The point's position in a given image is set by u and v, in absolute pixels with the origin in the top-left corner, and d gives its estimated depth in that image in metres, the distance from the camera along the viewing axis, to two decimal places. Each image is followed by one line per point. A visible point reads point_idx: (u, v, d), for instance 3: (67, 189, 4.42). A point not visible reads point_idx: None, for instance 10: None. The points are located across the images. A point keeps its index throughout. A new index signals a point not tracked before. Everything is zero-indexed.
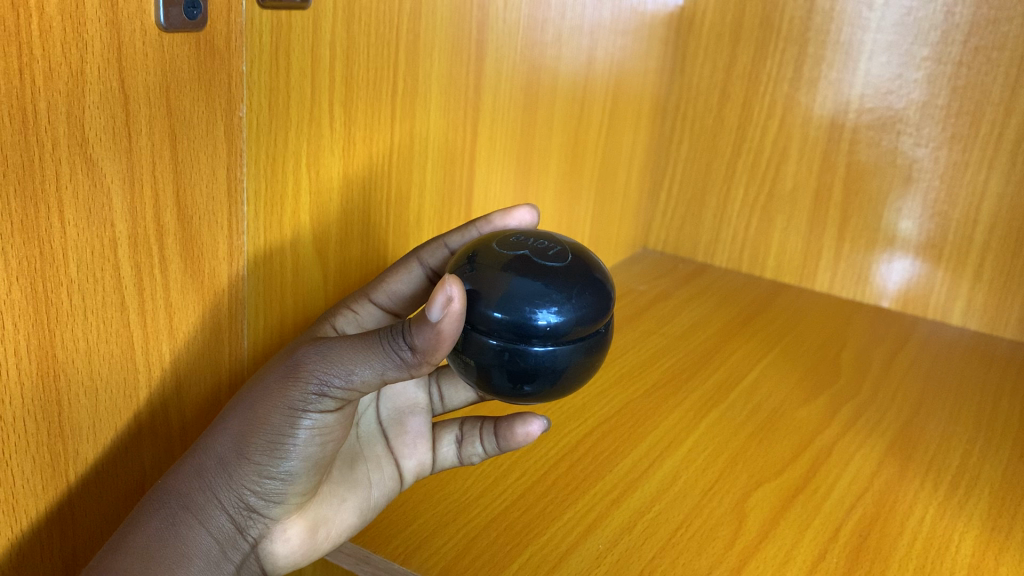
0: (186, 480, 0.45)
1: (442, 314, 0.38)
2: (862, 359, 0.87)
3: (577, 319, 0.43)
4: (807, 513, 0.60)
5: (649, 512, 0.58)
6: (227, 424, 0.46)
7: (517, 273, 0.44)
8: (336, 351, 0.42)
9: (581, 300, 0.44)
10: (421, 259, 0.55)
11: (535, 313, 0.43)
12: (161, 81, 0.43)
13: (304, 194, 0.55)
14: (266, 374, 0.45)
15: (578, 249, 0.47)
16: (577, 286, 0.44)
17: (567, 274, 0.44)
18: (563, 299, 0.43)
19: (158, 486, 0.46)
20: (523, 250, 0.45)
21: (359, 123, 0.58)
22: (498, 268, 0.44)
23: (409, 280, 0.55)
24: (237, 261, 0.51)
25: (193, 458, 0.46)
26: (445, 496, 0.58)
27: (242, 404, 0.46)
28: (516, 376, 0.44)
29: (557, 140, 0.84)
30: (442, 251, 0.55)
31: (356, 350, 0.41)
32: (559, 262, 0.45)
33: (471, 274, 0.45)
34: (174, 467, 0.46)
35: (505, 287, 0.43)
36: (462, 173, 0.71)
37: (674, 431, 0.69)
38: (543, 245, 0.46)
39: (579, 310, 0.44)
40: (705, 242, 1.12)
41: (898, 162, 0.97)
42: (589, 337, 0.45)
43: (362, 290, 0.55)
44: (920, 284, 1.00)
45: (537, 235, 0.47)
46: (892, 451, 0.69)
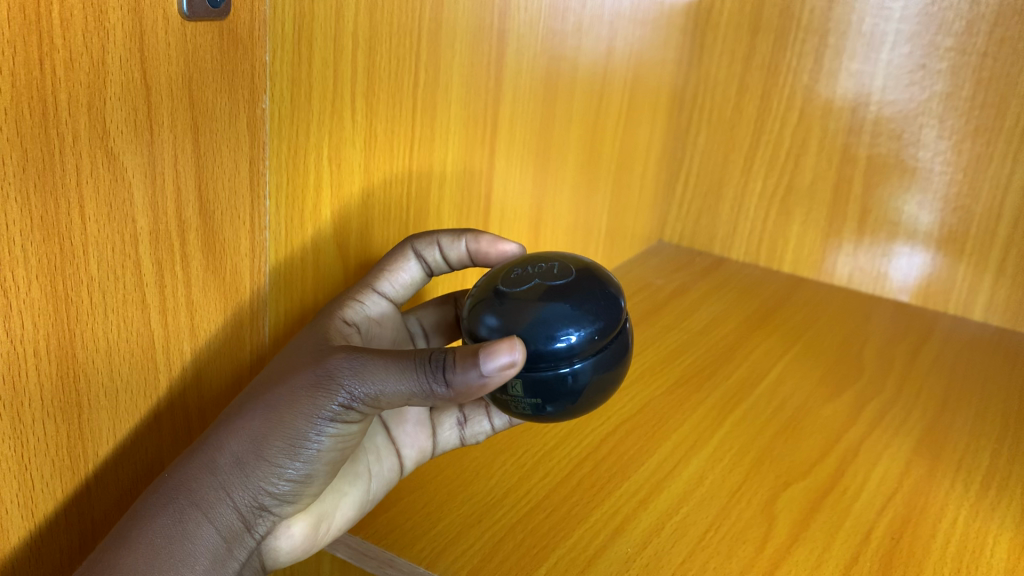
0: (196, 476, 0.43)
1: (501, 373, 0.38)
2: (884, 355, 0.85)
3: (597, 333, 0.43)
4: (837, 515, 0.59)
5: (677, 513, 0.57)
6: (245, 421, 0.44)
7: (536, 300, 0.43)
8: (369, 367, 0.41)
9: (599, 316, 0.43)
10: (416, 252, 0.55)
11: (558, 334, 0.42)
12: (184, 72, 0.41)
13: (326, 188, 0.53)
14: (291, 377, 0.44)
15: (576, 261, 0.46)
16: (592, 302, 0.43)
17: (579, 287, 0.44)
18: (582, 316, 0.42)
19: (164, 479, 0.44)
20: (532, 279, 0.44)
21: (381, 116, 0.56)
22: (517, 299, 0.43)
23: (406, 272, 0.55)
24: (259, 256, 0.49)
25: (205, 452, 0.44)
26: (468, 497, 0.57)
27: (264, 403, 0.44)
28: (545, 401, 0.43)
29: (575, 132, 0.83)
30: (434, 250, 0.55)
31: (390, 368, 0.40)
32: (567, 280, 0.44)
33: (493, 309, 0.43)
34: (182, 459, 0.44)
35: (529, 316, 0.42)
36: (482, 167, 0.70)
37: (698, 429, 0.68)
38: (543, 266, 0.45)
39: (597, 321, 0.43)
40: (721, 236, 1.11)
41: (919, 155, 0.96)
42: (612, 351, 0.44)
43: (366, 281, 0.54)
44: (940, 279, 0.99)
45: (533, 260, 0.46)
46: (920, 451, 0.68)
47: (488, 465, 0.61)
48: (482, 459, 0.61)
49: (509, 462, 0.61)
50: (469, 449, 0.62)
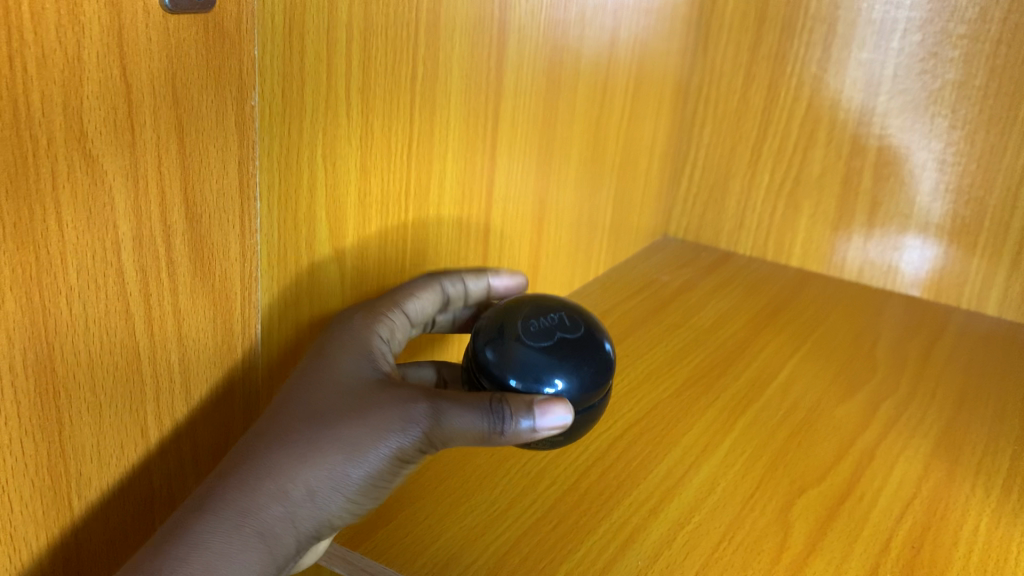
0: (269, 507, 0.44)
1: (546, 431, 0.46)
2: (898, 352, 0.83)
3: (586, 393, 0.51)
4: (855, 523, 0.56)
5: (689, 523, 0.55)
6: (316, 452, 0.45)
7: (543, 353, 0.51)
8: (452, 415, 0.46)
9: (591, 378, 0.51)
10: (439, 283, 0.58)
11: (544, 382, 0.50)
12: (167, 68, 0.39)
13: (321, 188, 0.51)
14: (364, 412, 0.46)
15: (581, 315, 0.55)
16: (591, 364, 0.52)
17: (578, 349, 0.52)
18: (570, 372, 0.51)
19: (231, 509, 0.43)
20: (546, 330, 0.52)
21: (377, 111, 0.54)
22: (520, 339, 0.51)
23: (426, 299, 0.58)
24: (251, 261, 0.47)
25: (278, 483, 0.44)
26: (470, 509, 0.55)
27: (338, 436, 0.45)
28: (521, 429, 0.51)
29: (579, 126, 0.80)
30: (453, 284, 0.59)
31: (467, 412, 0.45)
32: (574, 339, 0.52)
33: (499, 341, 0.52)
34: (247, 488, 0.44)
35: (523, 356, 0.51)
36: (483, 163, 0.67)
37: (708, 433, 0.66)
38: (555, 318, 0.53)
39: (583, 382, 0.51)
40: (728, 230, 1.08)
41: (931, 146, 0.93)
42: (593, 406, 0.53)
43: (394, 300, 0.55)
44: (953, 272, 0.96)
45: (549, 304, 0.55)
46: (938, 453, 0.66)
47: (491, 474, 0.59)
48: (485, 467, 0.59)
49: (513, 470, 0.59)
50: (473, 457, 0.60)
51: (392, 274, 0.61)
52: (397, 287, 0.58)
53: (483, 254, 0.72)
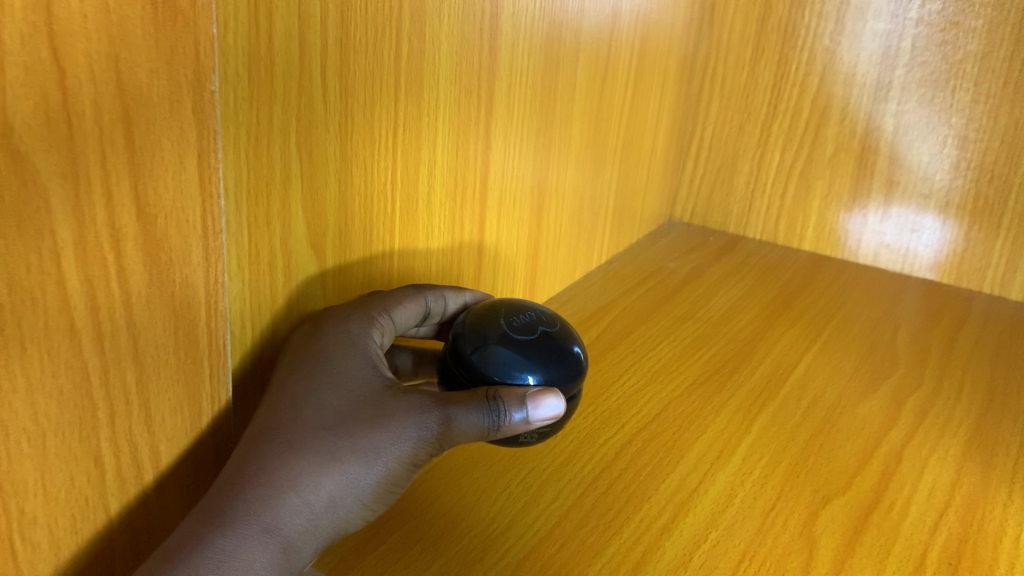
0: (293, 519, 0.42)
1: (536, 420, 0.46)
2: (920, 341, 0.78)
3: (568, 385, 0.50)
4: (885, 537, 0.52)
5: (706, 542, 0.50)
6: (336, 460, 0.43)
7: (524, 343, 0.49)
8: (464, 418, 0.45)
9: (573, 371, 0.50)
10: (427, 299, 0.55)
11: (521, 376, 0.48)
12: (108, 50, 0.34)
13: (295, 181, 0.46)
14: (380, 417, 0.44)
15: (552, 318, 0.54)
16: (572, 358, 0.51)
17: (553, 347, 0.50)
18: (545, 368, 0.49)
19: (257, 523, 0.41)
20: (526, 325, 0.51)
21: (357, 94, 0.49)
22: (493, 336, 0.50)
23: (414, 308, 0.54)
24: (216, 265, 0.42)
25: (300, 494, 0.42)
26: (467, 529, 0.50)
27: (357, 443, 0.43)
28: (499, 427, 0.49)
29: (579, 106, 0.75)
30: (440, 302, 0.56)
31: (478, 410, 0.45)
32: (553, 334, 0.52)
33: (474, 338, 0.50)
34: (269, 501, 0.41)
35: (497, 353, 0.49)
36: (476, 148, 0.62)
37: (723, 436, 0.61)
38: (528, 319, 0.52)
39: (559, 378, 0.49)
40: (737, 213, 1.03)
41: (952, 122, 0.88)
42: (573, 399, 0.51)
43: (383, 305, 0.51)
44: (975, 255, 0.92)
45: (521, 308, 0.53)
46: (970, 454, 0.61)
47: (489, 488, 0.54)
48: (483, 481, 0.55)
49: (512, 483, 0.54)
50: (469, 468, 0.56)
51: (378, 271, 0.56)
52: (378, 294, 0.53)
53: (479, 246, 0.67)
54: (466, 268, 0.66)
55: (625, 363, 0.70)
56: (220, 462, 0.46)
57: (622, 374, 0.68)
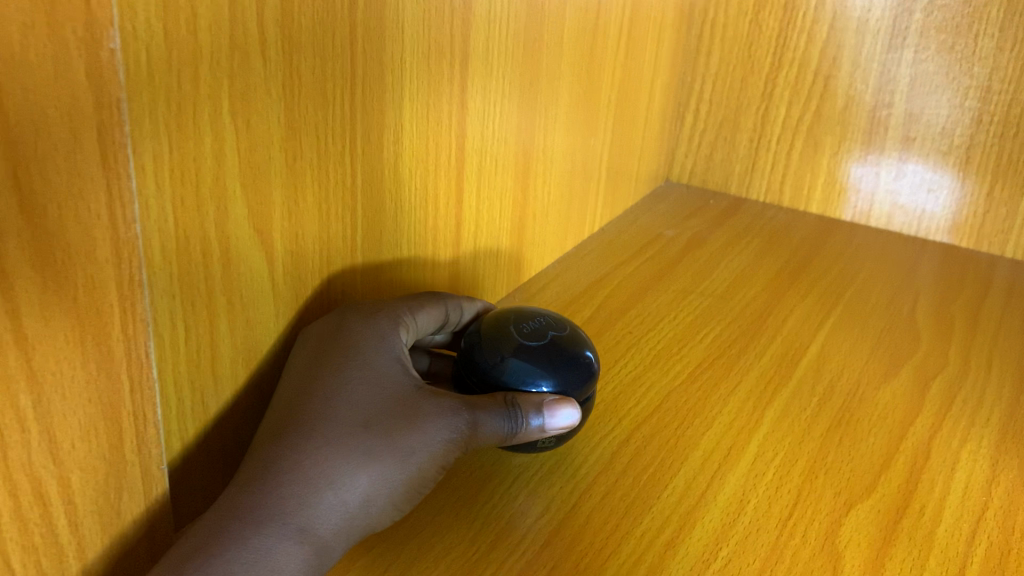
0: (327, 517, 0.40)
1: (553, 430, 0.46)
2: (942, 313, 0.72)
3: (584, 388, 0.49)
4: (918, 548, 0.46)
5: (717, 560, 0.44)
6: (371, 456, 0.41)
7: (536, 350, 0.49)
8: (488, 422, 0.44)
9: (587, 374, 0.49)
10: (447, 307, 0.54)
11: (535, 384, 0.47)
12: None
13: (231, 155, 0.39)
14: (413, 416, 0.42)
15: (559, 319, 0.53)
16: (586, 361, 0.50)
17: (564, 351, 0.49)
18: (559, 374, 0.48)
19: (292, 520, 0.39)
20: (536, 329, 0.50)
21: (303, 50, 0.41)
22: (505, 346, 0.49)
23: (434, 317, 0.52)
24: (131, 261, 0.35)
25: (336, 492, 0.40)
26: (445, 550, 0.44)
27: (392, 442, 0.41)
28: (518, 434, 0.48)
29: (568, 59, 0.67)
30: (459, 311, 0.55)
31: (504, 413, 0.44)
32: (565, 336, 0.51)
33: (486, 349, 0.49)
34: (303, 499, 0.39)
35: (510, 363, 0.48)
36: (451, 110, 0.55)
37: (731, 429, 0.55)
38: (536, 323, 0.51)
39: (573, 383, 0.48)
40: (739, 172, 0.96)
41: (976, 71, 0.81)
42: (587, 401, 0.50)
43: (407, 310, 0.50)
44: (997, 216, 0.85)
45: (528, 313, 0.52)
46: (1004, 446, 0.55)
47: (470, 498, 0.47)
48: (462, 490, 0.48)
49: (496, 492, 0.48)
50: (448, 476, 0.49)
51: (338, 255, 0.49)
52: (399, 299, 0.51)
53: (456, 220, 0.60)
54: (443, 245, 0.59)
55: (623, 345, 0.63)
56: (151, 487, 0.39)
57: (619, 358, 0.62)
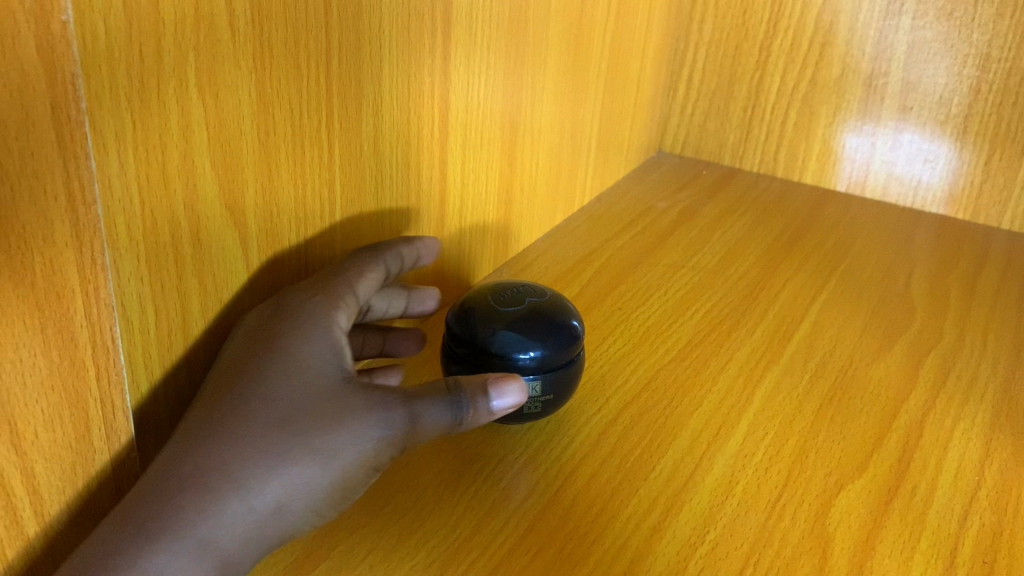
0: (231, 528, 0.35)
1: (503, 410, 0.42)
2: (938, 287, 0.71)
3: (570, 351, 0.49)
4: (910, 530, 0.45)
5: (704, 544, 0.43)
6: (286, 459, 0.36)
7: (519, 318, 0.48)
8: (426, 415, 0.39)
9: (571, 336, 0.49)
10: (387, 264, 0.48)
11: (523, 353, 0.47)
12: None
13: (199, 130, 0.38)
14: (339, 413, 0.38)
15: (542, 287, 0.52)
16: (569, 322, 0.49)
17: (548, 318, 0.49)
18: (545, 342, 0.48)
19: (188, 533, 0.35)
20: (515, 296, 0.50)
21: (275, 20, 0.40)
22: (490, 317, 0.48)
23: (376, 279, 0.47)
24: (93, 244, 0.33)
25: (242, 499, 0.36)
26: (426, 535, 0.43)
27: (310, 444, 0.37)
28: None
29: (556, 27, 0.65)
30: (396, 262, 0.49)
31: (444, 405, 0.40)
32: (545, 300, 0.50)
33: (472, 321, 0.49)
34: (205, 507, 0.35)
35: (497, 334, 0.48)
36: (433, 81, 0.53)
37: (722, 407, 0.54)
38: (519, 293, 0.50)
39: (559, 351, 0.48)
40: (733, 143, 0.94)
41: (974, 38, 0.79)
42: (576, 368, 0.50)
43: (348, 283, 0.45)
44: (995, 187, 0.83)
45: (510, 284, 0.51)
46: (998, 424, 0.54)
47: (454, 480, 0.47)
48: (446, 473, 0.47)
49: (481, 474, 0.47)
50: (430, 458, 0.48)
51: (315, 233, 0.47)
52: (334, 268, 0.46)
53: (440, 195, 0.58)
54: (426, 220, 0.57)
55: (611, 321, 0.62)
56: (122, 475, 0.38)
57: (607, 335, 0.61)
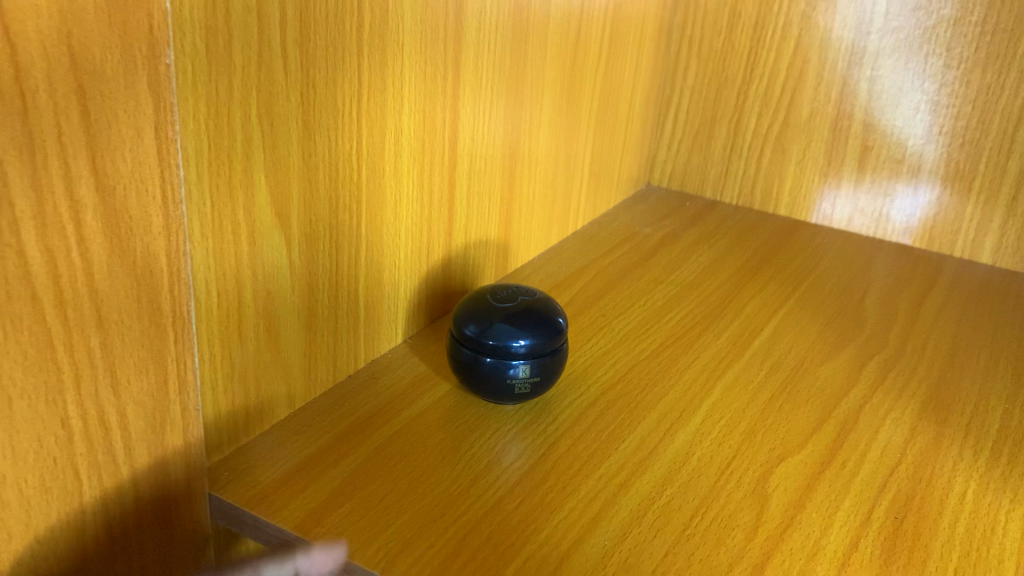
0: None
1: None
2: (888, 303, 0.80)
3: (555, 340, 0.58)
4: (836, 494, 0.54)
5: (661, 498, 0.52)
6: None
7: (513, 312, 0.58)
8: None
9: (556, 328, 0.58)
10: None
11: (516, 341, 0.57)
12: (60, 25, 0.35)
13: (257, 151, 0.48)
14: None
15: (534, 289, 0.61)
16: (554, 316, 0.59)
17: (538, 313, 0.58)
18: (534, 332, 0.57)
19: None
20: (509, 295, 0.59)
21: (319, 64, 0.50)
22: (490, 312, 0.58)
23: None
24: (177, 235, 0.43)
25: None
26: (431, 487, 0.52)
27: None
28: (500, 382, 0.58)
29: (551, 72, 0.76)
30: None
31: None
32: (535, 298, 0.60)
33: (475, 315, 0.58)
34: None
35: (495, 325, 0.57)
36: (444, 116, 0.63)
37: (686, 395, 0.63)
38: (514, 293, 0.60)
39: (546, 340, 0.58)
40: (714, 177, 1.04)
41: (925, 87, 0.89)
42: (561, 357, 0.60)
43: None
44: (947, 220, 0.93)
45: (506, 287, 0.61)
46: (925, 414, 0.63)
47: (455, 447, 0.55)
48: (448, 441, 0.56)
49: (478, 443, 0.56)
50: (434, 431, 0.57)
51: (344, 240, 0.57)
52: None
53: (449, 214, 0.68)
54: (437, 235, 0.67)
55: (596, 326, 0.72)
56: (188, 423, 0.47)
57: (591, 337, 0.70)
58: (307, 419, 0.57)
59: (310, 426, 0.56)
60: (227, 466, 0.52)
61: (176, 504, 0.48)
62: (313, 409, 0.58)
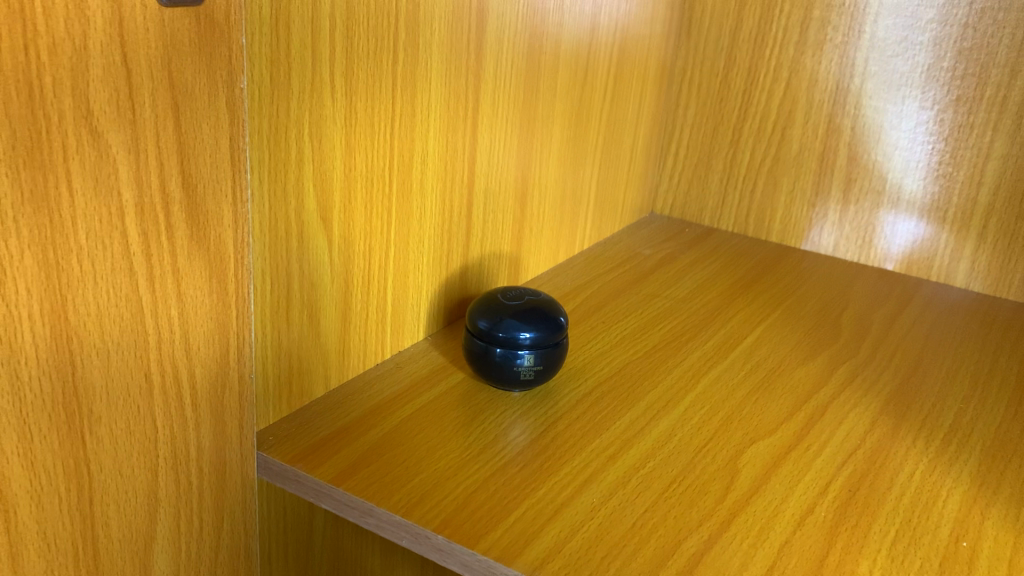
0: None
1: None
2: (864, 319, 0.88)
3: (556, 335, 0.67)
4: (799, 470, 0.62)
5: (644, 467, 0.60)
6: None
7: (521, 309, 0.66)
8: None
9: (557, 324, 0.67)
10: None
11: (522, 334, 0.65)
12: (163, 55, 0.45)
13: (307, 163, 0.57)
14: None
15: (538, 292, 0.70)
16: (556, 314, 0.67)
17: (542, 310, 0.67)
18: (538, 326, 0.66)
19: None
20: (518, 294, 0.68)
21: (360, 93, 0.60)
22: (500, 308, 0.66)
23: None
24: (242, 228, 0.52)
25: None
26: (446, 453, 0.60)
27: None
28: (508, 370, 0.66)
29: (560, 107, 0.85)
30: None
31: None
32: (540, 298, 0.68)
33: (487, 311, 0.67)
34: None
35: (504, 319, 0.66)
36: (465, 140, 0.72)
37: (672, 389, 0.71)
38: (522, 294, 0.69)
39: (548, 333, 0.66)
40: (712, 207, 1.12)
41: (902, 125, 0.98)
42: (562, 350, 0.68)
43: None
44: (924, 247, 1.01)
45: (515, 289, 0.70)
46: (886, 410, 0.71)
47: (467, 423, 0.64)
48: (460, 419, 0.64)
49: (487, 421, 0.64)
50: (449, 410, 0.65)
51: (376, 244, 0.66)
52: None
53: (467, 227, 0.77)
54: (456, 247, 0.76)
55: (596, 331, 0.80)
56: (243, 389, 0.56)
57: (591, 340, 0.78)
58: (339, 398, 0.66)
59: (342, 403, 0.65)
60: (272, 432, 0.60)
61: (229, 459, 0.56)
62: (344, 390, 0.67)
